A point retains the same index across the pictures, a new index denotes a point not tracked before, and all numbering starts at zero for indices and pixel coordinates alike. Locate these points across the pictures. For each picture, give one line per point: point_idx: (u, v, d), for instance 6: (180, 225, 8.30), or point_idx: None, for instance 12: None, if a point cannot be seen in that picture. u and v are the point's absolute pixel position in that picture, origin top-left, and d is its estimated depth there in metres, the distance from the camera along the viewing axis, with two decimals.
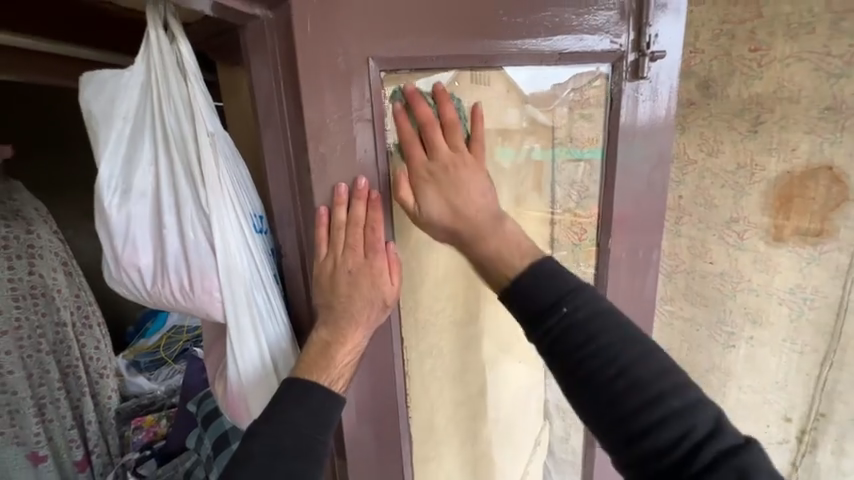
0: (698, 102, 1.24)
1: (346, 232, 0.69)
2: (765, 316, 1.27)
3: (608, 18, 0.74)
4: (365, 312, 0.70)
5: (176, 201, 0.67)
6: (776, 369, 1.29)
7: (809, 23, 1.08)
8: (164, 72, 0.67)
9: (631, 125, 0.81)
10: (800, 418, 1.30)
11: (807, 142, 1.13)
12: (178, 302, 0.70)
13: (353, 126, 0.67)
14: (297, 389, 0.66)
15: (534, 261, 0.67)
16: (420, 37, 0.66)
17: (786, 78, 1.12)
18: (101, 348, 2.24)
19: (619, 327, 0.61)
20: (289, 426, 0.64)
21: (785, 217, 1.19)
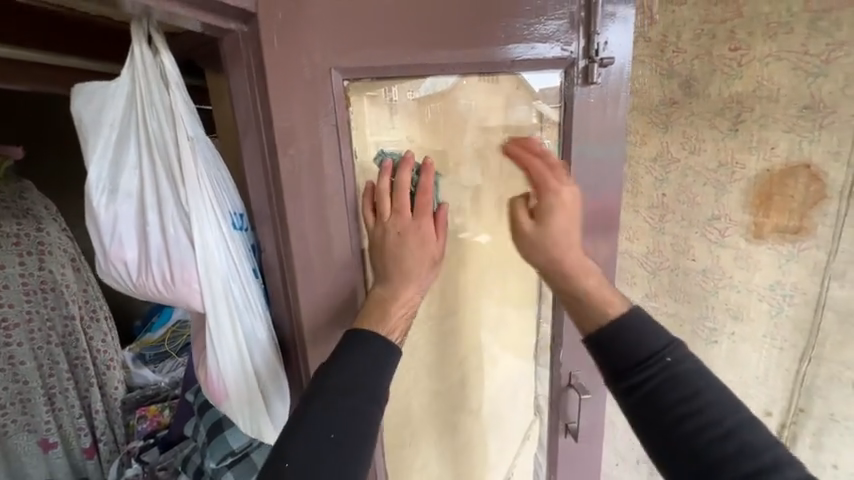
0: (681, 100, 1.12)
1: (393, 201, 0.77)
2: (746, 312, 1.17)
3: (558, 27, 0.78)
4: (417, 268, 0.78)
5: (159, 200, 0.73)
6: (755, 364, 1.19)
7: (786, 23, 0.96)
8: (147, 82, 0.73)
9: (584, 125, 0.85)
10: (780, 413, 1.18)
11: (786, 140, 1.01)
12: (161, 293, 0.75)
13: (319, 132, 0.73)
14: (360, 337, 0.72)
15: (629, 310, 0.76)
16: (377, 48, 0.72)
17: (766, 76, 1.00)
18: (108, 341, 2.33)
19: (712, 389, 0.66)
20: (356, 368, 0.69)
21: (764, 215, 1.07)
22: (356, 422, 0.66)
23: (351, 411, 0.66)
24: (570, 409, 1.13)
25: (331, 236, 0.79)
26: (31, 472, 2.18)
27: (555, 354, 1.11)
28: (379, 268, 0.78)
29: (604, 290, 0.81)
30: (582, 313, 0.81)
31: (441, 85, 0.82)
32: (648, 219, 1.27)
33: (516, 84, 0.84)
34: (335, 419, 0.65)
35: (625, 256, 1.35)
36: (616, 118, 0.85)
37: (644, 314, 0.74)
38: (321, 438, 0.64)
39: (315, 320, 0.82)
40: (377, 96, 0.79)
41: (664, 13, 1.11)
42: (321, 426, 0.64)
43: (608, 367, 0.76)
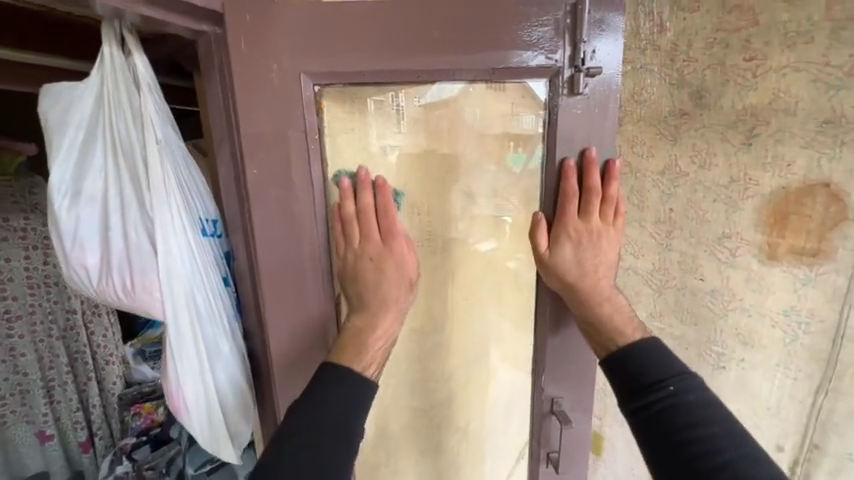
0: (690, 111, 1.00)
1: (362, 231, 0.74)
2: (757, 338, 1.05)
3: (542, 34, 0.72)
4: (395, 293, 0.76)
5: (122, 205, 0.72)
6: (767, 393, 1.07)
7: (806, 33, 0.87)
8: (115, 84, 0.71)
9: (569, 136, 0.78)
10: (793, 448, 1.07)
11: (804, 157, 0.91)
12: (121, 300, 0.74)
13: (288, 138, 0.70)
14: (332, 376, 0.69)
15: (643, 338, 0.77)
16: (348, 53, 0.69)
17: (783, 88, 0.90)
18: (109, 336, 2.22)
19: (725, 421, 0.66)
20: (328, 413, 0.66)
21: (779, 235, 0.97)
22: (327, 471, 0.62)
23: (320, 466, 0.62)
24: (552, 435, 0.97)
25: (299, 247, 0.75)
26: (28, 463, 2.17)
27: (536, 375, 0.95)
28: (359, 297, 0.76)
29: (615, 317, 0.79)
30: (595, 335, 0.81)
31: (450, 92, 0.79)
32: (654, 235, 1.11)
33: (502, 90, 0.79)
34: (306, 465, 0.62)
35: (629, 273, 1.18)
36: (604, 130, 0.78)
37: (659, 343, 0.75)
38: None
39: (280, 333, 0.79)
40: (383, 101, 0.78)
41: (674, 20, 0.98)
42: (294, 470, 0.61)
43: (619, 389, 0.75)
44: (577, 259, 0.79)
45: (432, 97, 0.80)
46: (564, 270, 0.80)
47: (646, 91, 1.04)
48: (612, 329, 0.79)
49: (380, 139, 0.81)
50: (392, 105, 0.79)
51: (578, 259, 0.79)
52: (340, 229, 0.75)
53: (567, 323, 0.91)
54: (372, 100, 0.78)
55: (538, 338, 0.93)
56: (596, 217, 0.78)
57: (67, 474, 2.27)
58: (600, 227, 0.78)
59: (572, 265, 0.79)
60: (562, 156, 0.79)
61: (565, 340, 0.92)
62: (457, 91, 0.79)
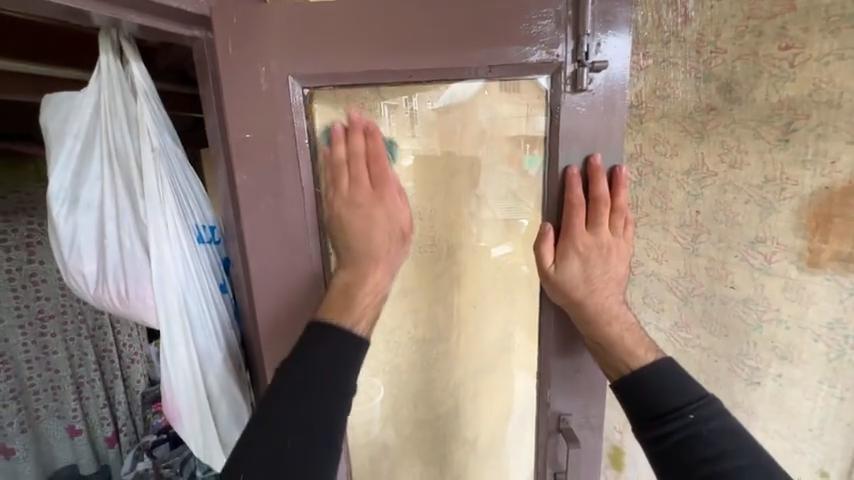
0: (719, 106, 0.90)
1: (350, 163, 0.68)
2: (797, 353, 0.94)
3: (542, 28, 0.67)
4: (385, 245, 0.70)
5: (118, 214, 0.73)
6: (810, 414, 0.96)
7: (851, 16, 0.78)
8: (112, 92, 0.71)
9: (575, 132, 0.72)
10: (840, 474, 0.97)
11: (850, 154, 0.82)
12: (118, 306, 0.77)
13: (278, 145, 0.68)
14: (318, 335, 0.66)
15: (657, 359, 0.71)
16: (337, 55, 0.66)
17: (825, 78, 0.81)
18: (135, 335, 2.18)
19: (750, 450, 0.62)
20: (313, 362, 0.64)
21: (821, 240, 0.87)
22: (315, 424, 0.61)
23: (306, 406, 0.62)
24: (559, 454, 0.90)
25: (291, 256, 0.73)
26: (59, 456, 2.13)
27: (542, 389, 0.88)
28: (347, 249, 0.70)
29: (626, 338, 0.73)
30: (606, 360, 0.74)
31: (462, 94, 0.76)
32: (679, 238, 1.00)
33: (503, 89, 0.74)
34: (292, 433, 0.61)
35: (651, 280, 1.06)
36: (611, 130, 0.71)
37: (676, 364, 0.70)
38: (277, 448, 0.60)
39: (274, 343, 0.77)
40: (397, 107, 0.77)
41: (700, 9, 0.88)
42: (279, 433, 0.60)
43: (633, 416, 0.70)
44: (585, 272, 0.73)
45: (446, 101, 0.77)
46: (570, 284, 0.74)
47: (671, 87, 0.93)
48: (621, 351, 0.73)
49: (397, 146, 0.81)
50: (405, 109, 0.77)
51: (587, 272, 0.73)
52: (330, 177, 0.68)
53: (574, 340, 0.83)
54: (387, 104, 0.76)
55: (542, 353, 0.86)
56: (605, 230, 0.72)
57: (94, 469, 2.21)
58: (610, 240, 0.72)
59: (578, 279, 0.73)
60: (566, 165, 0.73)
61: (572, 352, 0.84)
62: (468, 96, 0.76)
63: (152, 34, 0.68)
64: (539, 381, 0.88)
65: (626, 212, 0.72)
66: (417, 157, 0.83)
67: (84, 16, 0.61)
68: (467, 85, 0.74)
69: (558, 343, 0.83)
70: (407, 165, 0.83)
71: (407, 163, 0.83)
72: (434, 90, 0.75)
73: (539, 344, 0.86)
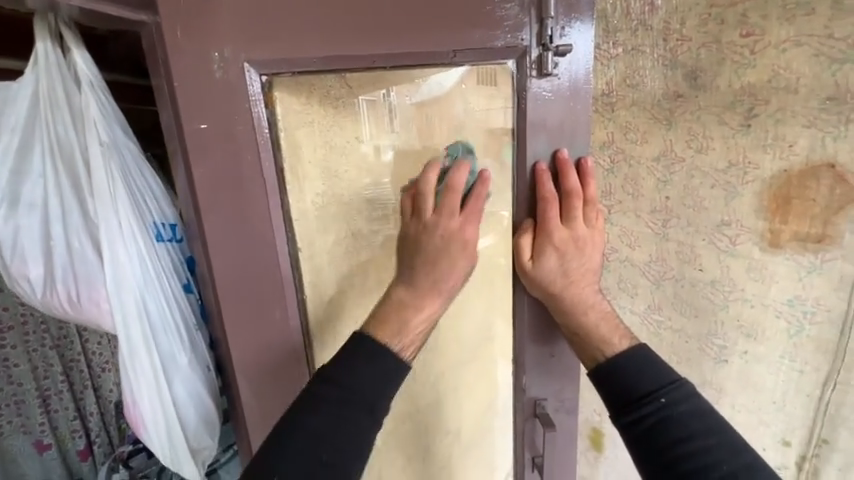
0: (685, 93, 0.92)
1: (442, 195, 0.71)
2: (761, 330, 0.98)
3: (508, 12, 0.66)
4: (440, 269, 0.72)
5: (63, 214, 0.69)
6: (773, 388, 1.00)
7: (806, 4, 0.80)
8: (51, 81, 0.66)
9: (542, 119, 0.71)
10: (800, 443, 1.01)
11: (806, 137, 0.85)
12: (69, 310, 0.73)
13: (235, 138, 0.65)
14: (365, 353, 0.67)
15: (630, 346, 0.72)
16: (296, 40, 0.63)
17: (783, 64, 0.83)
18: (104, 343, 1.98)
19: (720, 430, 0.64)
20: (358, 380, 0.65)
21: (781, 221, 0.90)
22: (345, 436, 0.63)
23: (347, 420, 0.63)
24: (536, 439, 0.91)
25: (256, 252, 0.70)
26: (27, 471, 2.01)
27: (517, 376, 0.89)
28: (405, 266, 0.73)
29: (601, 327, 0.74)
30: (583, 348, 0.75)
31: (441, 87, 0.73)
32: (650, 224, 1.03)
33: (471, 73, 0.72)
34: (327, 436, 0.62)
35: (625, 266, 1.09)
36: (577, 116, 0.71)
37: (650, 349, 0.71)
38: (313, 456, 0.61)
39: (242, 343, 0.74)
40: (375, 102, 0.74)
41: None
42: (316, 442, 0.61)
43: (610, 402, 0.71)
44: (561, 265, 0.73)
45: (425, 95, 0.74)
46: (548, 277, 0.74)
47: (640, 75, 0.95)
48: (597, 340, 0.74)
49: (373, 141, 0.77)
50: (384, 104, 0.75)
51: (563, 266, 0.73)
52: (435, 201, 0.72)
53: (548, 327, 0.84)
54: (364, 99, 0.74)
55: (516, 340, 0.87)
56: (579, 222, 0.72)
57: None
58: (584, 233, 0.73)
59: (555, 273, 0.74)
60: (534, 160, 0.73)
61: (546, 338, 0.85)
62: (444, 89, 0.74)
63: (95, 20, 0.63)
64: (515, 368, 0.89)
65: (597, 203, 0.72)
66: (398, 150, 0.78)
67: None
68: (444, 76, 0.72)
69: (534, 332, 0.84)
70: (387, 160, 0.79)
71: (387, 157, 0.78)
72: (410, 83, 0.72)
73: (516, 335, 0.86)
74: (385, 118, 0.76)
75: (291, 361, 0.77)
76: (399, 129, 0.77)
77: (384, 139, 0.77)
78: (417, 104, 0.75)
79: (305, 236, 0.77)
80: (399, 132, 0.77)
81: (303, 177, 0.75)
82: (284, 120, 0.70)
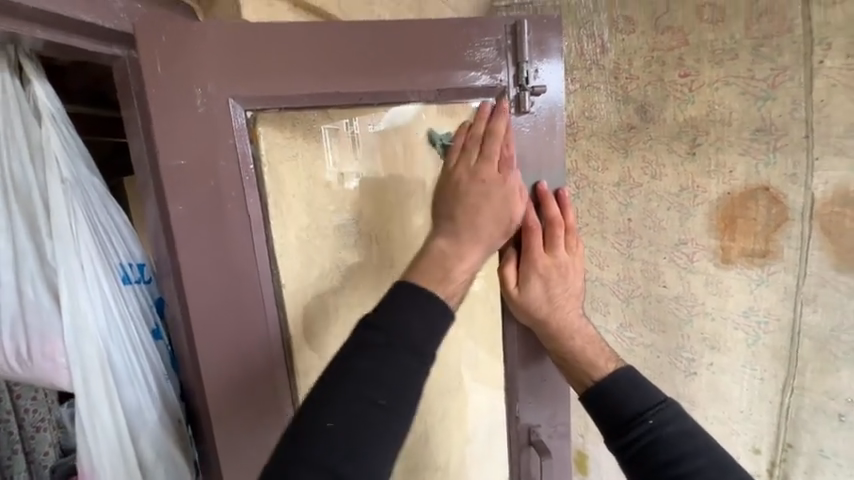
0: (638, 125, 1.03)
1: (488, 120, 0.68)
2: (723, 341, 1.04)
3: (485, 55, 0.71)
4: (489, 226, 0.65)
5: (15, 256, 0.62)
6: (738, 396, 1.05)
7: (731, 50, 0.90)
8: (6, 116, 0.61)
9: (522, 151, 0.74)
10: (769, 449, 1.04)
11: (743, 164, 0.94)
12: (16, 369, 0.63)
13: (218, 173, 0.63)
14: (408, 295, 0.56)
15: (616, 367, 0.73)
16: (276, 77, 0.63)
17: (718, 101, 0.93)
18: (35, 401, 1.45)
19: (710, 451, 0.62)
20: (404, 322, 0.54)
21: (730, 239, 0.98)
22: (390, 384, 0.51)
23: (396, 365, 0.52)
24: (532, 469, 0.88)
25: (237, 290, 0.66)
26: None
27: (511, 403, 0.88)
28: (443, 217, 0.65)
29: (587, 350, 0.75)
30: (571, 372, 0.75)
31: (400, 119, 0.77)
32: (617, 245, 1.12)
33: (436, 111, 0.74)
34: (375, 389, 0.50)
35: (597, 285, 1.18)
36: (553, 148, 0.76)
37: (635, 369, 0.70)
38: (364, 408, 0.50)
39: (219, 391, 0.68)
40: (338, 130, 0.78)
41: (614, 41, 1.02)
42: (361, 394, 0.50)
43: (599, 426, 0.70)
44: (545, 291, 0.75)
45: (386, 125, 0.78)
46: (535, 305, 0.75)
47: (596, 108, 1.07)
48: (585, 364, 0.74)
49: (339, 166, 0.81)
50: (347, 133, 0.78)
51: (548, 292, 0.75)
52: (470, 146, 0.67)
53: (537, 352, 0.85)
54: (326, 128, 0.76)
55: (508, 367, 0.86)
56: (561, 250, 0.74)
57: None
58: (566, 259, 0.75)
59: (540, 298, 0.75)
60: None
61: (535, 364, 0.85)
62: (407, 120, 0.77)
63: (57, 52, 0.60)
64: (508, 397, 0.88)
65: (577, 231, 0.75)
66: (363, 178, 0.84)
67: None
68: (404, 109, 0.74)
69: (522, 356, 0.84)
70: (352, 186, 0.83)
71: (352, 183, 0.83)
72: (374, 114, 0.76)
73: (505, 362, 0.87)
74: (350, 147, 0.80)
75: (274, 410, 0.72)
76: (362, 157, 0.83)
77: (349, 166, 0.82)
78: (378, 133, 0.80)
79: (288, 270, 0.74)
80: (363, 160, 0.83)
81: (288, 211, 0.74)
82: (268, 156, 0.70)
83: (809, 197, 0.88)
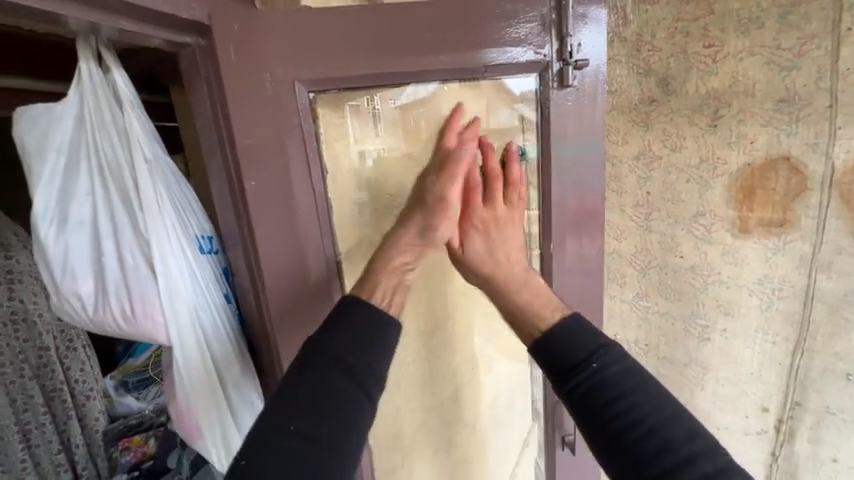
0: (660, 98, 1.04)
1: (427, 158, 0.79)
2: (738, 307, 1.10)
3: (529, 30, 0.75)
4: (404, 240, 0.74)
5: (114, 228, 0.70)
6: (749, 360, 1.12)
7: (757, 19, 0.92)
8: (97, 103, 0.68)
9: (564, 126, 0.80)
10: (777, 407, 1.13)
11: (765, 134, 0.97)
12: (121, 328, 0.73)
13: (286, 149, 0.70)
14: (346, 314, 0.65)
15: (564, 317, 0.73)
16: (343, 57, 0.69)
17: (741, 72, 0.96)
18: (88, 370, 1.81)
19: (649, 386, 0.63)
20: (336, 343, 0.62)
21: (748, 209, 1.02)
22: (316, 400, 0.58)
23: (328, 384, 0.59)
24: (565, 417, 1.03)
25: (302, 255, 0.75)
26: None
27: None
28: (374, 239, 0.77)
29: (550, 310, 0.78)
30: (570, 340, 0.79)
31: (423, 92, 0.76)
32: (635, 218, 1.14)
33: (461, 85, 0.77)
34: (295, 410, 0.57)
35: (613, 257, 1.19)
36: (593, 120, 0.80)
37: (582, 318, 0.72)
38: (280, 428, 0.56)
39: (291, 342, 0.78)
40: (359, 107, 0.75)
41: (637, 12, 1.01)
42: (282, 414, 0.57)
43: (549, 374, 0.71)
44: (487, 245, 0.82)
45: (408, 98, 0.76)
46: (479, 258, 0.82)
47: (617, 81, 1.06)
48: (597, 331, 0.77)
49: (359, 144, 0.78)
50: (368, 109, 0.76)
51: (489, 245, 0.82)
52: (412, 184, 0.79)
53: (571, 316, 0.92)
54: (349, 105, 0.75)
55: None
56: (499, 201, 0.80)
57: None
58: (504, 211, 0.81)
59: (483, 250, 0.82)
60: (557, 161, 0.81)
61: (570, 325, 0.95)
62: (430, 92, 0.76)
63: (131, 41, 0.63)
64: None
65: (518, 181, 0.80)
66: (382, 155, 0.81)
67: (61, 22, 0.57)
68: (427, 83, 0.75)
69: None
70: (370, 165, 0.81)
71: (370, 163, 0.81)
72: (397, 88, 0.75)
73: None
74: (370, 124, 0.78)
75: None
76: (384, 134, 0.79)
77: (370, 144, 0.79)
78: (400, 108, 0.77)
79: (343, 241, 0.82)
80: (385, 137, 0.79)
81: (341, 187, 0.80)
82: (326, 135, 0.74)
83: (829, 167, 0.93)
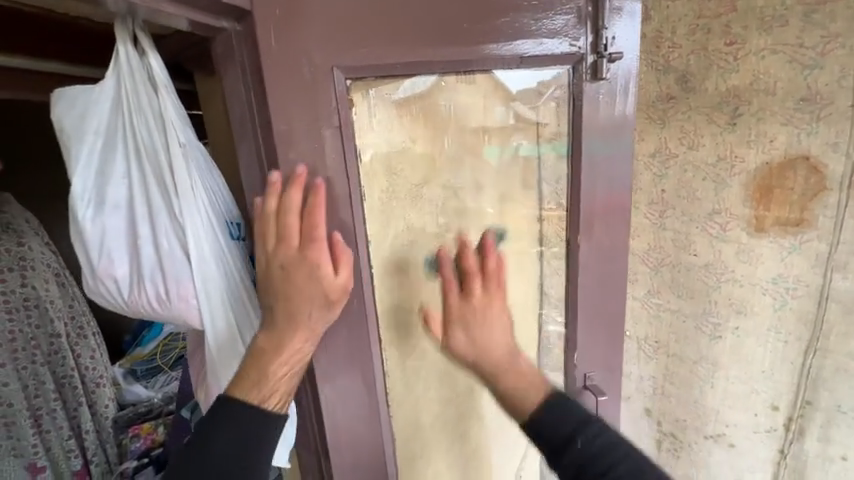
0: (678, 95, 1.05)
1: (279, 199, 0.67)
2: (750, 305, 1.10)
3: (566, 22, 0.75)
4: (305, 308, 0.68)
5: (149, 212, 0.70)
6: (761, 359, 1.12)
7: (781, 17, 0.92)
8: (134, 85, 0.68)
9: (596, 118, 0.81)
10: (787, 407, 1.12)
11: (784, 133, 0.97)
12: (155, 310, 0.74)
13: (322, 135, 0.69)
14: (226, 407, 0.66)
15: (547, 391, 0.76)
16: (381, 45, 0.68)
17: (762, 70, 0.96)
18: (97, 357, 1.84)
19: (627, 452, 0.68)
20: (217, 438, 0.65)
21: (765, 208, 1.02)
22: None
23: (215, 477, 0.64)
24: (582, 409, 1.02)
25: None
26: None
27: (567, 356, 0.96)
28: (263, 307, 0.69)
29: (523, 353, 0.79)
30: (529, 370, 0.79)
31: (420, 88, 0.78)
32: (649, 216, 1.16)
33: (483, 76, 0.79)
34: None
35: None
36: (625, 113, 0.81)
37: (564, 395, 0.75)
38: None
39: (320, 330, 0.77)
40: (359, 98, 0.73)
41: (658, 8, 1.03)
42: None
43: (539, 449, 0.74)
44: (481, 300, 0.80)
45: (405, 93, 0.77)
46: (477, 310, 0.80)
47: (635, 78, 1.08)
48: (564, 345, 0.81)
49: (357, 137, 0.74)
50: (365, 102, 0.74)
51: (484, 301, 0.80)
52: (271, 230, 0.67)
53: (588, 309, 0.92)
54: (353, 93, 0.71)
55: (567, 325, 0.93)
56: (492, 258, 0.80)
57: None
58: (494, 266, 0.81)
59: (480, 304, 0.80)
60: (590, 154, 0.82)
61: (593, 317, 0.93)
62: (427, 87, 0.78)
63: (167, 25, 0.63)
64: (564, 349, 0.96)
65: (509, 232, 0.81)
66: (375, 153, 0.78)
67: (99, 3, 0.57)
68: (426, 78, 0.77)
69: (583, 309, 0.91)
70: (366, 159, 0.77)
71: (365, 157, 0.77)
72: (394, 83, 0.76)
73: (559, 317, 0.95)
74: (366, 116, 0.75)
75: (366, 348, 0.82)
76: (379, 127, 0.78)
77: (366, 138, 0.76)
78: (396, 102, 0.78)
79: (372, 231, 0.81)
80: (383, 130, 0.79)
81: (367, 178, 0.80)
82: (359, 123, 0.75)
83: (850, 167, 0.92)
